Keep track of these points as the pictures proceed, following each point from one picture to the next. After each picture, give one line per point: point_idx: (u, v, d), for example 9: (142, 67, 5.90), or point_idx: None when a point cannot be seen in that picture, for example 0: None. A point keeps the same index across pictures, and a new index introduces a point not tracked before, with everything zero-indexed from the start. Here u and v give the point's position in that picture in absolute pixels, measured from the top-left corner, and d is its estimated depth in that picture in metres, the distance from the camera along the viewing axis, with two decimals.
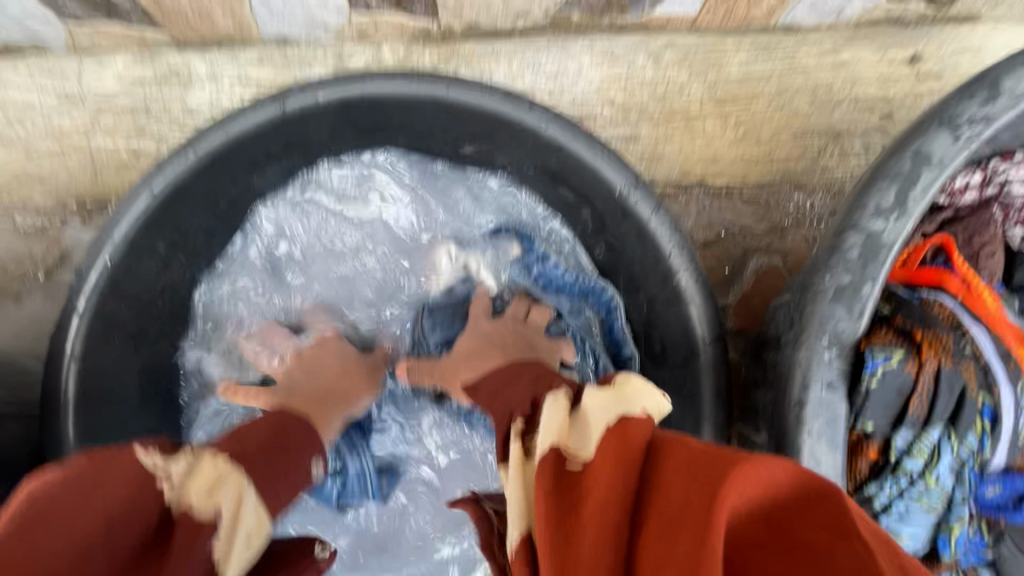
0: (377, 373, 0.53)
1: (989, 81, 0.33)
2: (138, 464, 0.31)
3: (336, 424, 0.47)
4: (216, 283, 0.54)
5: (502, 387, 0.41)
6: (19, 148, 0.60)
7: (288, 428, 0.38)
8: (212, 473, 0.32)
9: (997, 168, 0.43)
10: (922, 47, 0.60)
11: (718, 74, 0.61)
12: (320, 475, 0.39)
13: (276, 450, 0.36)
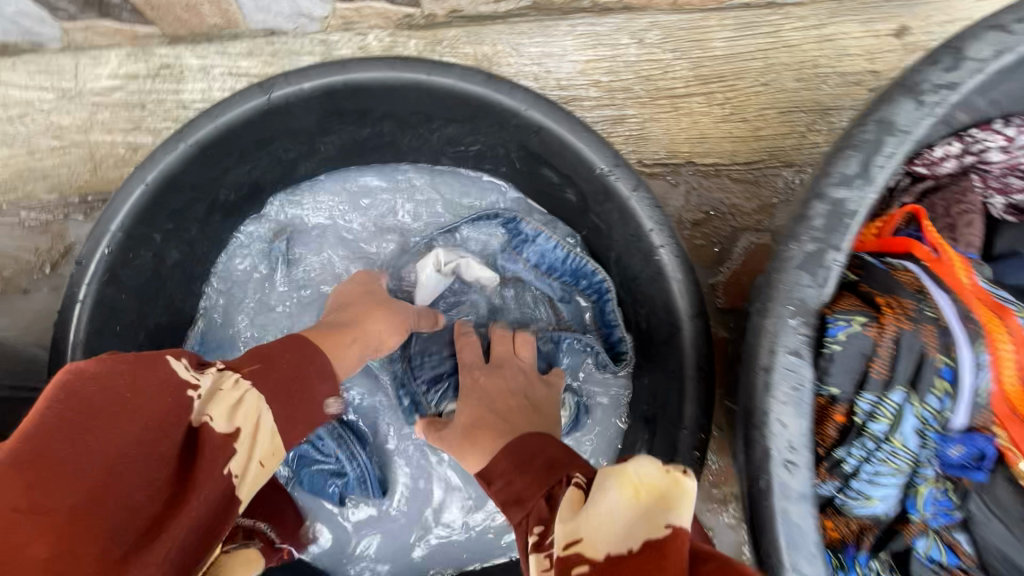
0: (399, 327, 0.50)
1: (954, 47, 0.33)
2: (170, 373, 0.32)
3: (352, 371, 0.45)
4: (228, 275, 0.58)
5: (518, 463, 0.38)
6: (20, 145, 0.62)
7: (307, 351, 0.39)
8: (231, 395, 0.33)
9: (976, 138, 0.42)
10: (908, 20, 0.60)
11: (701, 54, 0.61)
12: (337, 399, 0.41)
13: (291, 380, 0.37)
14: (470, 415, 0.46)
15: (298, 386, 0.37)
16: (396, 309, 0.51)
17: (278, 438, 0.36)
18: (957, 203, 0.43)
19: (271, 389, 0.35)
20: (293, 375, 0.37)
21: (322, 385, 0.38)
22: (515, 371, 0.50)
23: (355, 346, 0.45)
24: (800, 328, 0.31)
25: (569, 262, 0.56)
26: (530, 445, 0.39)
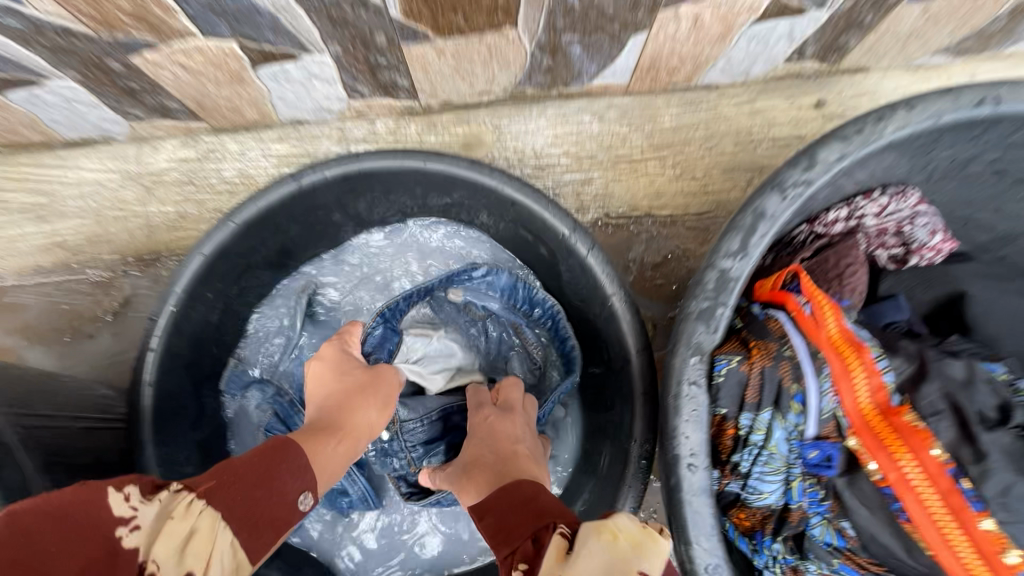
0: (384, 407, 0.54)
1: (810, 153, 0.45)
2: (114, 510, 0.35)
3: (335, 457, 0.47)
4: (266, 320, 0.70)
5: (504, 514, 0.40)
6: (89, 216, 0.74)
7: (284, 461, 0.42)
8: (181, 529, 0.35)
9: (859, 204, 0.53)
10: (825, 94, 0.72)
11: (655, 126, 0.73)
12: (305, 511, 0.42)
13: (257, 500, 0.39)
14: (472, 458, 0.50)
15: (263, 498, 0.40)
16: (378, 391, 0.54)
17: (239, 555, 0.37)
18: (843, 259, 0.54)
19: (233, 504, 0.38)
20: (265, 482, 0.40)
21: (293, 489, 0.42)
22: (522, 417, 0.56)
23: (343, 444, 0.48)
24: (698, 362, 0.43)
25: (522, 290, 0.68)
26: (518, 485, 0.42)
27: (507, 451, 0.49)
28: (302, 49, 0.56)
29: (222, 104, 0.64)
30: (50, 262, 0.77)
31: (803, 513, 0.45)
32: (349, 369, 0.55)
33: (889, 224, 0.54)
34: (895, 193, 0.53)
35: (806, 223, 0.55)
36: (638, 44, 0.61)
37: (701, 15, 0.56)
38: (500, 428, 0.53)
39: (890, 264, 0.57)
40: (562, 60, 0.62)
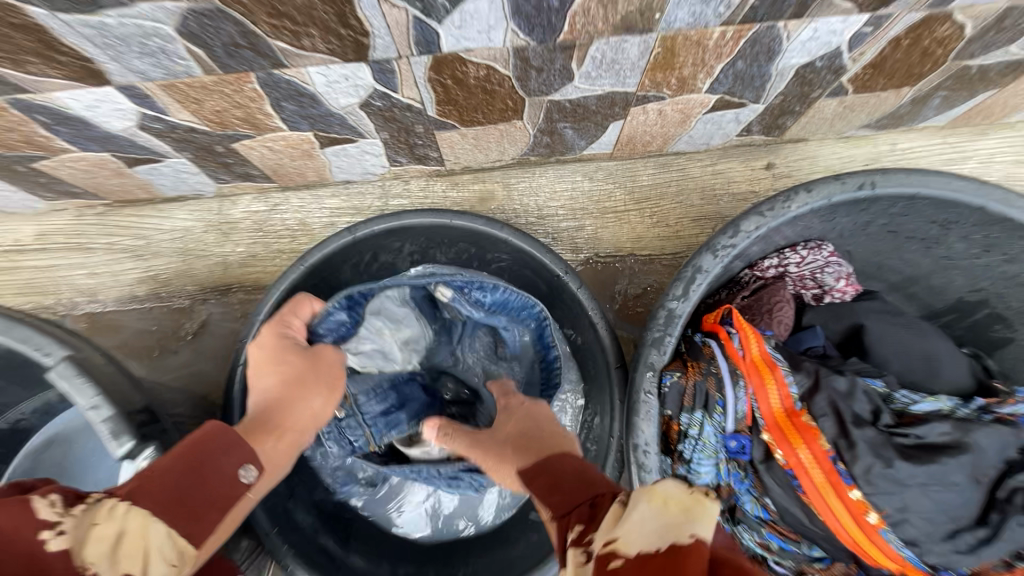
0: (325, 386, 0.64)
1: (734, 223, 0.61)
2: (31, 515, 0.44)
3: (275, 447, 0.59)
4: None
5: (556, 484, 0.51)
6: (177, 254, 0.92)
7: (208, 455, 0.52)
8: (108, 530, 0.45)
9: (785, 256, 0.70)
10: (773, 158, 0.88)
11: (634, 184, 0.89)
12: (245, 483, 0.54)
13: (183, 492, 0.50)
14: (516, 433, 0.62)
15: (201, 474, 0.51)
16: (309, 382, 0.63)
17: (178, 538, 0.48)
18: (774, 296, 0.69)
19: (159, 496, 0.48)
20: (192, 464, 0.51)
21: (228, 461, 0.53)
22: (551, 402, 0.68)
23: (279, 440, 0.59)
24: (652, 376, 0.58)
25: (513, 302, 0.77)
26: (563, 461, 0.54)
27: (547, 431, 0.61)
28: (358, 136, 0.73)
29: (291, 171, 0.82)
30: (143, 293, 0.93)
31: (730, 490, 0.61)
32: (285, 358, 0.64)
33: (807, 271, 0.70)
34: (812, 247, 0.69)
35: (750, 269, 0.71)
36: (618, 127, 0.78)
37: (665, 109, 0.73)
38: (537, 412, 0.65)
39: (810, 300, 0.73)
40: (558, 138, 0.80)
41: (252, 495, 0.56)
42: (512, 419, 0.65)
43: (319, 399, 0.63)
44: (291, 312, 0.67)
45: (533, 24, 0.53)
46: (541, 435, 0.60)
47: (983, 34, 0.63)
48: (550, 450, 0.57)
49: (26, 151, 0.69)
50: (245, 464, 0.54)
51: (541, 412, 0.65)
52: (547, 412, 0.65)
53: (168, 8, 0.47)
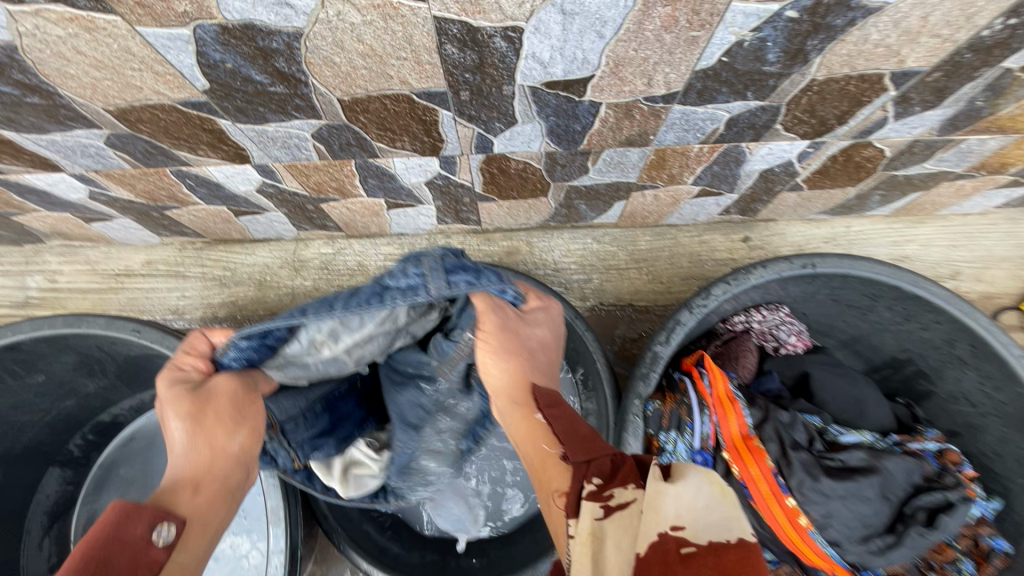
0: (238, 411, 0.61)
1: (707, 289, 0.79)
2: None
3: (197, 502, 0.55)
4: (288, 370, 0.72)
5: (570, 440, 0.54)
6: (253, 284, 1.10)
7: (118, 533, 0.48)
8: None
9: (747, 315, 0.89)
10: (749, 233, 1.08)
11: (634, 248, 1.09)
12: (162, 539, 0.50)
13: (104, 570, 0.45)
14: (503, 346, 0.66)
15: (110, 553, 0.46)
16: (218, 413, 0.59)
17: None
18: (740, 346, 0.86)
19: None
20: (105, 543, 0.47)
21: (133, 530, 0.48)
22: (547, 330, 0.71)
23: (195, 493, 0.55)
24: (639, 404, 0.76)
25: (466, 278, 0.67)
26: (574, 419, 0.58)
27: (532, 346, 0.68)
28: (417, 202, 0.93)
29: (359, 224, 1.02)
30: (223, 315, 1.10)
31: None
32: (185, 400, 0.59)
33: (766, 327, 0.89)
34: (771, 309, 0.89)
35: (723, 322, 0.90)
36: (622, 204, 0.98)
37: (659, 194, 0.93)
38: (516, 332, 0.67)
39: (770, 350, 0.91)
40: (574, 211, 1.00)
41: (183, 553, 0.52)
42: (504, 332, 0.67)
43: (230, 439, 0.59)
44: (187, 358, 0.63)
45: (562, 139, 0.73)
46: (533, 366, 0.66)
47: (900, 155, 0.82)
48: (552, 396, 0.63)
49: (164, 203, 0.90)
50: (154, 527, 0.50)
51: (533, 332, 0.69)
52: (535, 335, 0.69)
53: (312, 123, 0.67)
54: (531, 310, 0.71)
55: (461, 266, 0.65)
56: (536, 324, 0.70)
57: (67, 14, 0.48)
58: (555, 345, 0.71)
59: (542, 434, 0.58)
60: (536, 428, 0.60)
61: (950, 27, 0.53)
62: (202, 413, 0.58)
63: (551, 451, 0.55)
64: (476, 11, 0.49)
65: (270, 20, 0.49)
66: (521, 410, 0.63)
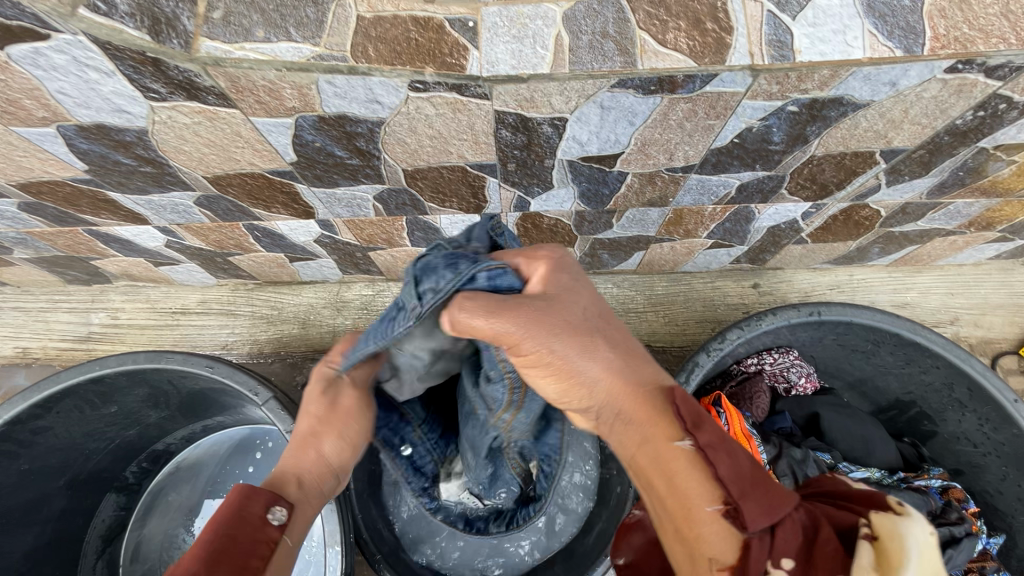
0: (349, 408, 0.66)
1: (722, 333, 0.87)
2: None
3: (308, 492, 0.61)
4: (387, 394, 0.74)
5: (723, 471, 0.44)
6: (297, 322, 1.19)
7: (245, 509, 0.53)
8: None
9: (755, 360, 0.96)
10: (759, 280, 1.16)
11: (651, 292, 1.17)
12: (280, 518, 0.55)
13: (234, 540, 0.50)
14: (563, 338, 0.52)
15: (236, 527, 0.51)
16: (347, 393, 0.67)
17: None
18: (754, 386, 0.94)
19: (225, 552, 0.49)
20: (234, 519, 0.52)
21: (252, 510, 0.53)
22: (586, 289, 0.56)
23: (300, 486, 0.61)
24: None
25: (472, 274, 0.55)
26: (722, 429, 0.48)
27: (597, 323, 0.54)
28: None
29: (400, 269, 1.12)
30: (268, 351, 1.17)
31: None
32: (331, 388, 0.67)
33: (778, 369, 0.95)
34: (781, 351, 0.95)
35: (737, 364, 0.98)
36: (641, 254, 1.07)
37: (676, 246, 1.02)
38: (567, 309, 0.53)
39: (782, 392, 0.97)
40: (597, 259, 1.09)
41: (288, 541, 0.56)
42: (550, 309, 0.53)
43: (348, 431, 0.66)
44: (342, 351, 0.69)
45: (591, 201, 0.83)
46: (616, 364, 0.52)
47: (895, 215, 0.92)
48: (695, 409, 0.49)
49: (229, 250, 1.00)
50: (270, 507, 0.55)
51: (576, 302, 0.54)
52: (583, 309, 0.54)
53: (376, 187, 0.77)
54: (554, 270, 0.56)
55: (433, 266, 0.55)
56: (578, 299, 0.55)
57: (197, 108, 0.58)
58: (610, 312, 0.56)
59: (695, 476, 0.45)
60: (685, 458, 0.46)
61: (928, 118, 0.63)
62: (335, 407, 0.66)
63: (710, 511, 0.44)
64: (530, 106, 0.59)
65: (360, 112, 0.59)
66: (650, 432, 0.49)
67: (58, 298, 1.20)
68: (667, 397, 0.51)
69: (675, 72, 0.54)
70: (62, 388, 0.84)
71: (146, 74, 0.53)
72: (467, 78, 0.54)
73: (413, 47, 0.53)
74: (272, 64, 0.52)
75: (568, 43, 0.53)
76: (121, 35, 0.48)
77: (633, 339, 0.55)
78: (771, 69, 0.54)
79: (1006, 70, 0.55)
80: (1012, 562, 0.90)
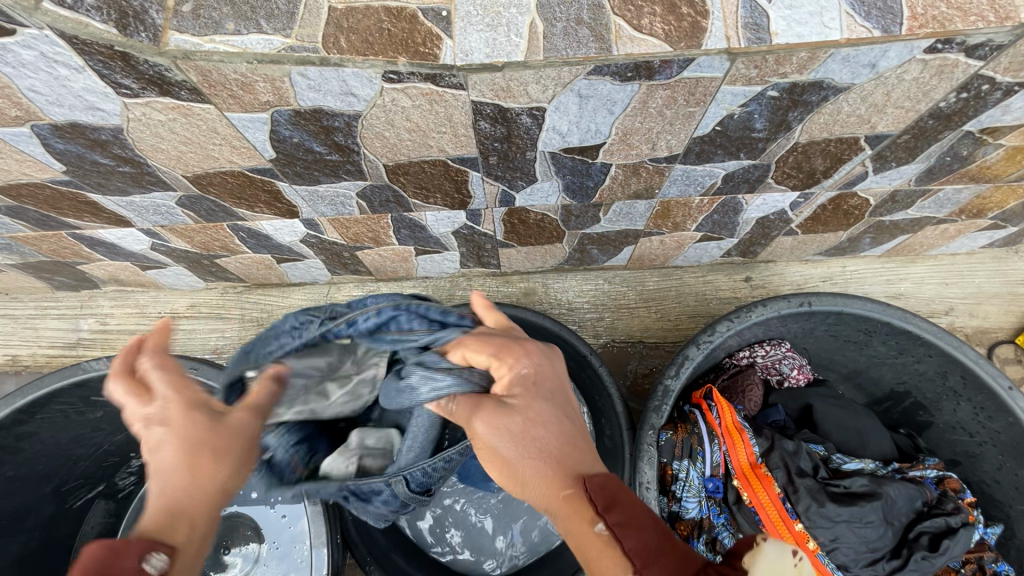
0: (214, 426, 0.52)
1: (712, 326, 0.86)
2: None
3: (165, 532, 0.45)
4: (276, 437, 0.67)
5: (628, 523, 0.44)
6: None
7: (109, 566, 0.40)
8: None
9: (744, 355, 0.96)
10: (751, 273, 1.15)
11: (642, 287, 1.16)
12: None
13: None
14: (524, 403, 0.52)
15: None
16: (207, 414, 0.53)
17: None
18: (746, 380, 0.93)
19: None
20: None
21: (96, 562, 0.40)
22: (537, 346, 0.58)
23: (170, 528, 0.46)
24: (652, 434, 0.80)
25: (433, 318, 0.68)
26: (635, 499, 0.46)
27: (526, 393, 0.53)
28: (443, 249, 1.02)
29: (389, 269, 1.11)
30: None
31: (711, 521, 0.81)
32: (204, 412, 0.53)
33: (770, 361, 0.95)
34: (773, 344, 0.95)
35: (730, 358, 0.97)
36: (630, 249, 1.06)
37: (665, 239, 1.01)
38: (525, 377, 0.55)
39: (775, 384, 0.96)
40: (586, 255, 1.08)
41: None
42: (524, 395, 0.53)
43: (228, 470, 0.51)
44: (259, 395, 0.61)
45: (576, 194, 0.82)
46: (531, 429, 0.51)
47: (884, 203, 0.91)
48: (607, 491, 0.46)
49: (216, 253, 1.00)
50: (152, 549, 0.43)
51: (525, 370, 0.55)
52: (525, 375, 0.55)
53: (358, 184, 0.77)
54: (493, 338, 0.59)
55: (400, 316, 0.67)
56: (539, 377, 0.55)
57: (171, 104, 0.58)
58: (548, 368, 0.56)
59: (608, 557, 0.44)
60: (600, 544, 0.45)
61: (911, 101, 0.63)
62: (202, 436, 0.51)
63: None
64: (507, 96, 0.58)
65: (336, 105, 0.59)
66: (567, 521, 0.47)
67: (46, 306, 1.20)
68: (576, 479, 0.48)
69: (651, 58, 0.54)
70: (46, 393, 0.83)
71: (116, 69, 0.52)
72: (441, 67, 0.54)
73: (386, 37, 0.52)
74: (243, 57, 0.51)
75: (542, 30, 0.52)
76: (87, 29, 0.48)
77: (540, 371, 0.55)
78: (749, 52, 0.53)
79: (987, 50, 0.55)
80: (1011, 553, 0.89)
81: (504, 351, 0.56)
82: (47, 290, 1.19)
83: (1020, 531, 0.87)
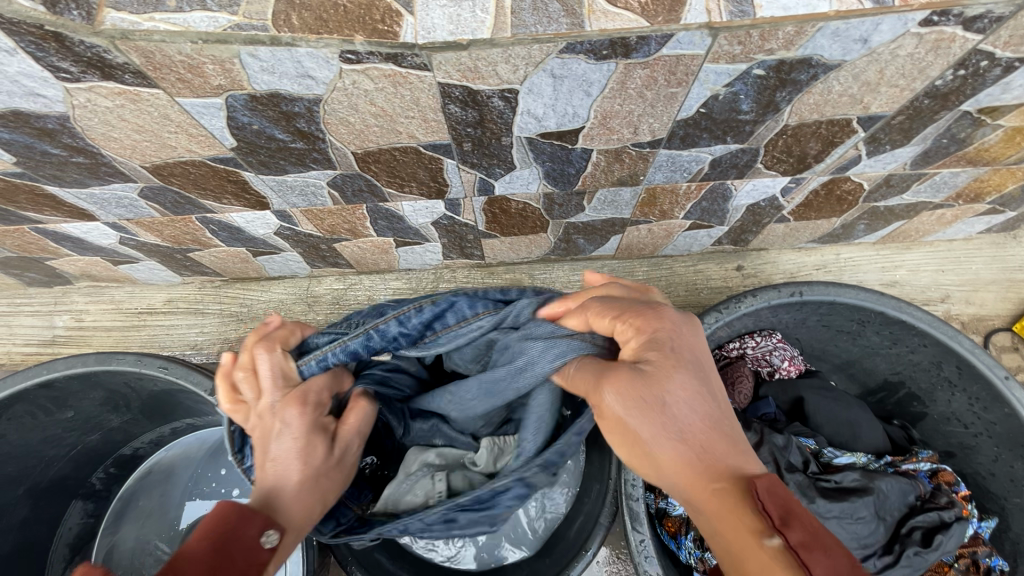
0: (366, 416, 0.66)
1: (699, 317, 0.83)
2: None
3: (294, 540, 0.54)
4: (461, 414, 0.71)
5: (812, 540, 0.40)
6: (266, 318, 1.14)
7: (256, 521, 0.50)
8: None
9: (732, 346, 0.94)
10: (742, 262, 1.12)
11: (632, 278, 1.13)
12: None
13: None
14: (661, 368, 0.49)
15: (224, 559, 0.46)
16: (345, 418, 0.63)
17: None
18: (736, 371, 0.91)
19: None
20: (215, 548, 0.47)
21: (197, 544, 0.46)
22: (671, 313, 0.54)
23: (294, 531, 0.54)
24: None
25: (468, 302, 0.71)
26: (807, 511, 0.42)
27: (670, 363, 0.49)
28: (424, 241, 0.99)
29: (370, 261, 1.08)
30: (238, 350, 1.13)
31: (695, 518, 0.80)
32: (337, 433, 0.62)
33: (760, 353, 0.92)
34: (764, 334, 0.93)
35: (719, 350, 0.95)
36: (618, 238, 1.03)
37: (653, 228, 0.98)
38: (678, 344, 0.51)
39: (765, 376, 0.94)
40: (572, 245, 1.05)
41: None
42: (679, 365, 0.49)
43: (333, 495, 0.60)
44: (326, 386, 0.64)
45: (558, 182, 0.79)
46: (692, 407, 0.48)
47: (878, 188, 0.88)
48: (778, 494, 0.43)
49: (188, 246, 0.96)
50: (267, 528, 0.50)
51: (667, 334, 0.52)
52: (673, 344, 0.51)
53: (327, 173, 0.73)
54: (621, 303, 0.57)
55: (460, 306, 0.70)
56: (688, 346, 0.51)
57: (117, 89, 0.54)
58: (702, 345, 0.52)
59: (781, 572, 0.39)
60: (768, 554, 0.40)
61: (905, 79, 0.59)
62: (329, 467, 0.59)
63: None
64: (476, 77, 0.55)
65: (294, 89, 0.55)
66: (721, 521, 0.43)
67: (19, 302, 1.16)
68: (741, 479, 0.45)
69: (627, 34, 0.50)
70: (11, 394, 0.80)
71: (50, 51, 0.49)
72: (401, 46, 0.50)
73: (341, 14, 0.48)
74: (187, 36, 0.48)
75: (509, 6, 0.49)
76: (12, 6, 0.44)
77: (693, 339, 0.52)
78: (731, 27, 0.50)
79: (985, 22, 0.51)
80: (1006, 546, 0.87)
81: (627, 312, 0.55)
82: (19, 286, 1.16)
83: (1015, 524, 0.84)
